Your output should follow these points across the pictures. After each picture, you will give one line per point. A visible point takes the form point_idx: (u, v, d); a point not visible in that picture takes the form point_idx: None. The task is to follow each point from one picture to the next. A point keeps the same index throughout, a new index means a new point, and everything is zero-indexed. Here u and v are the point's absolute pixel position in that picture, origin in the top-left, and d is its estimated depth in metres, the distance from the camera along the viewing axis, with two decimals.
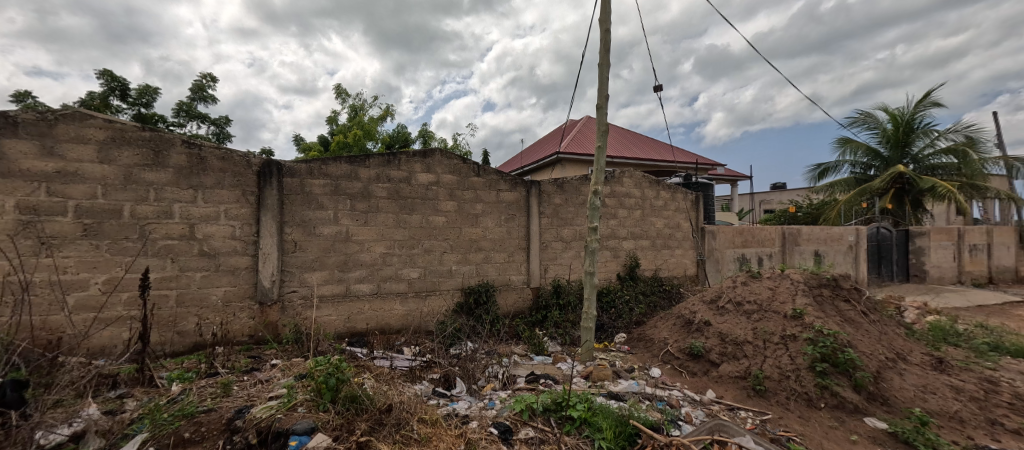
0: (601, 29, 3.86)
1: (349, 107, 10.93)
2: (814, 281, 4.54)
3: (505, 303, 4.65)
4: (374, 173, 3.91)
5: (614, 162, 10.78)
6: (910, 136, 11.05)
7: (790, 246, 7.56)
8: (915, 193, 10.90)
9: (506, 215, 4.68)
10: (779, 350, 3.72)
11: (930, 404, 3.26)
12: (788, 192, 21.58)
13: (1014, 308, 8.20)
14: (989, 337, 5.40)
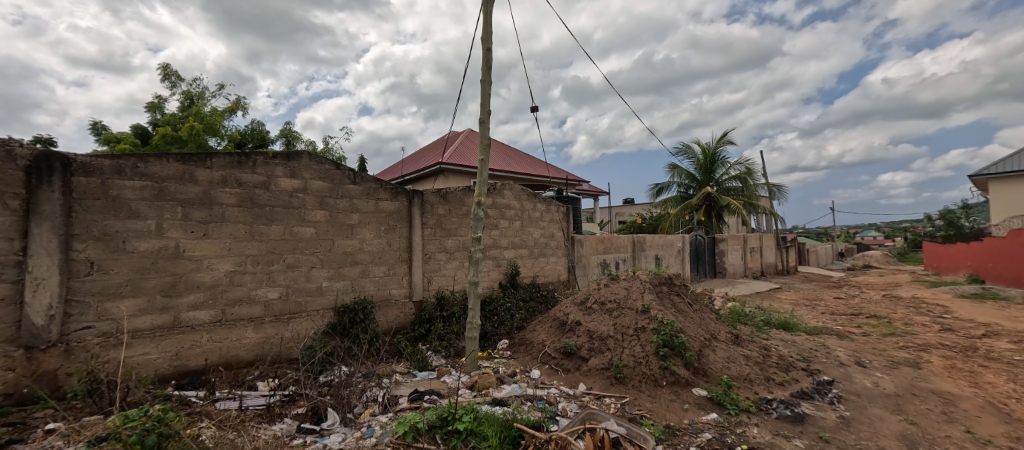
0: (482, 48, 3.85)
1: (182, 94, 9.22)
2: (657, 279, 5.12)
3: (385, 320, 4.28)
4: (219, 175, 3.27)
5: (495, 175, 11.00)
6: (713, 165, 13.56)
7: (639, 252, 8.59)
8: (719, 208, 13.27)
9: (385, 227, 4.33)
10: (634, 340, 4.08)
11: (732, 370, 3.95)
12: (638, 205, 24.81)
13: (777, 293, 10.78)
14: (763, 315, 6.93)
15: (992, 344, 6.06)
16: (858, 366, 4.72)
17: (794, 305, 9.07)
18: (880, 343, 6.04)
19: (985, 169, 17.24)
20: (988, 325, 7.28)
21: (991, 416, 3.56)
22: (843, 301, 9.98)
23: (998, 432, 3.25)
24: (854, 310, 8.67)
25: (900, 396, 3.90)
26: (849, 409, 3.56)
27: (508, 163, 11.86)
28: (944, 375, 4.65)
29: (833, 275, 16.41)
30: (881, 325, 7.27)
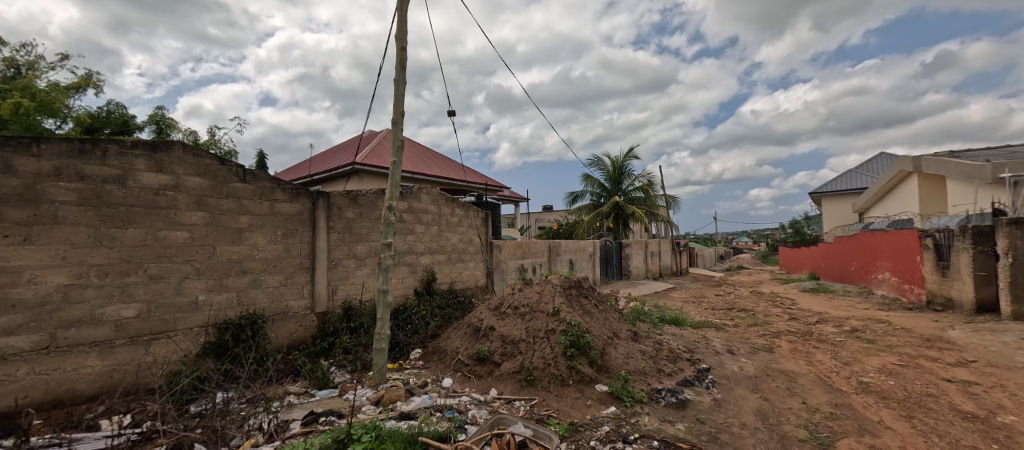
0: (396, 46, 3.68)
1: (5, 62, 7.45)
2: (567, 282, 5.30)
3: (280, 336, 3.83)
4: (49, 165, 2.70)
5: (413, 178, 10.62)
6: (621, 177, 14.75)
7: (555, 256, 8.91)
8: (626, 216, 14.38)
9: (283, 232, 3.89)
10: (544, 343, 4.18)
11: (631, 365, 4.23)
12: (554, 212, 25.85)
13: (670, 292, 11.93)
14: (657, 312, 7.60)
15: (822, 328, 7.40)
16: (729, 353, 5.38)
17: (684, 302, 10.14)
18: (746, 332, 6.99)
19: (821, 189, 21.14)
20: (821, 313, 8.87)
21: (819, 388, 4.30)
22: (721, 297, 11.45)
23: (824, 401, 3.93)
24: (728, 305, 9.95)
25: (759, 377, 4.53)
26: (721, 391, 4.02)
27: (426, 167, 11.55)
28: (789, 356, 5.53)
29: (714, 275, 18.70)
30: (747, 317, 8.43)
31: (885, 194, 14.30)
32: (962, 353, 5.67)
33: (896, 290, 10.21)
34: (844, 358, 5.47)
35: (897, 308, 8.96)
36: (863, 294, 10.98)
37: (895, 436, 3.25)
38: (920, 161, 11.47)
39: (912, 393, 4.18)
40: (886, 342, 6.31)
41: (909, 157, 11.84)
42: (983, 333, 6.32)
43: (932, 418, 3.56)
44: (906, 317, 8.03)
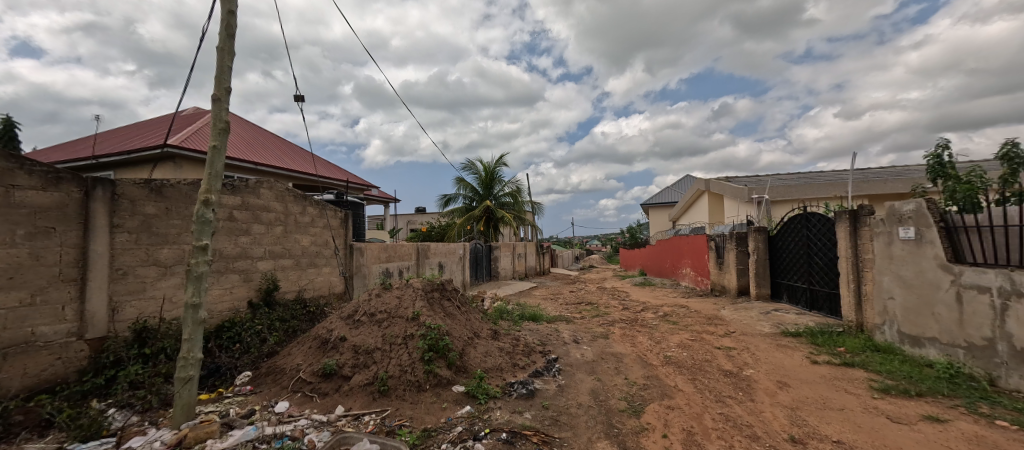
0: (222, 9, 3.18)
1: None
2: (428, 285, 5.34)
3: (21, 373, 2.98)
4: None
5: (253, 169, 9.26)
6: (493, 181, 15.38)
7: (422, 259, 8.86)
8: (496, 219, 15.11)
9: (26, 232, 3.05)
10: (401, 349, 4.18)
11: (489, 363, 4.56)
12: (426, 214, 25.62)
13: (531, 290, 12.93)
14: (519, 310, 8.22)
15: (644, 315, 9.03)
16: (574, 342, 6.18)
17: (543, 299, 11.16)
18: (590, 322, 8.10)
19: (649, 202, 26.21)
20: (646, 303, 10.79)
21: (636, 364, 5.27)
22: (573, 293, 12.99)
23: (640, 374, 4.85)
24: (578, 299, 11.33)
25: (595, 361, 5.33)
26: (564, 378, 4.63)
27: (271, 157, 10.20)
28: (618, 340, 6.61)
29: (569, 273, 20.92)
30: (591, 309, 9.76)
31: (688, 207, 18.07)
32: (727, 326, 7.61)
33: (693, 281, 13.05)
34: (656, 338, 6.81)
35: (693, 295, 11.47)
36: (673, 286, 13.72)
37: (683, 396, 4.21)
38: (708, 183, 14.87)
39: (696, 360, 5.46)
40: (684, 322, 8.07)
41: (702, 179, 15.20)
42: (741, 310, 8.59)
43: (706, 378, 4.73)
44: (698, 302, 10.36)
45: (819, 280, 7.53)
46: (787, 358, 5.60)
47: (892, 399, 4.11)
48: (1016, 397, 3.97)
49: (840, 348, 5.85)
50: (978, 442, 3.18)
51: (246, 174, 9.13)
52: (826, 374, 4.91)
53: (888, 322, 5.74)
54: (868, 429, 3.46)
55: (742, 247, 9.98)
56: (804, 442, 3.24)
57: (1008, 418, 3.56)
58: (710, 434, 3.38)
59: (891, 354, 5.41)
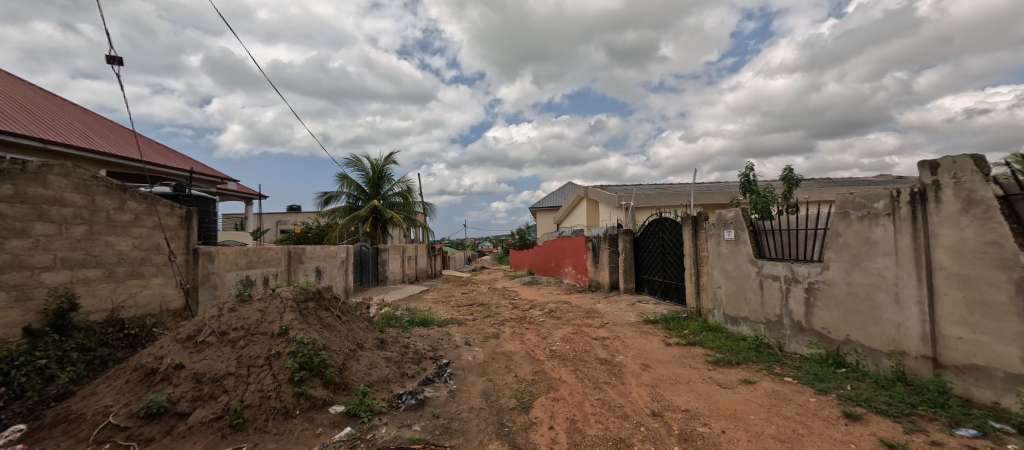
0: None
1: None
2: (301, 295, 4.96)
3: None
4: None
5: (46, 149, 7.54)
6: (380, 180, 14.91)
7: (294, 265, 8.18)
8: (384, 220, 14.69)
9: None
10: (263, 371, 3.64)
11: (373, 376, 4.38)
12: (303, 214, 23.54)
13: (423, 294, 12.89)
14: (408, 315, 8.18)
15: (532, 312, 9.74)
16: (465, 345, 6.43)
17: (434, 303, 11.16)
18: (481, 323, 8.45)
19: (536, 206, 27.92)
20: (535, 301, 11.51)
21: (525, 361, 5.74)
22: (466, 294, 13.33)
23: (528, 370, 5.32)
24: (470, 301, 11.65)
25: (486, 362, 5.65)
26: (456, 382, 4.80)
27: (72, 136, 8.36)
28: (509, 338, 7.07)
29: (461, 275, 21.23)
30: (483, 309, 10.16)
31: (569, 211, 19.78)
32: (602, 318, 8.65)
33: (574, 278, 14.39)
34: (543, 334, 7.43)
35: (574, 292, 12.66)
36: (556, 284, 14.91)
37: (566, 387, 4.73)
38: (586, 189, 16.59)
39: (576, 352, 6.15)
40: (567, 317, 8.92)
41: (581, 186, 16.81)
42: (612, 303, 9.79)
43: (586, 368, 5.37)
44: (579, 297, 11.47)
45: (671, 274, 9.00)
46: (648, 342, 6.66)
47: (719, 368, 5.23)
48: (794, 357, 5.36)
49: (686, 331, 7.12)
50: (774, 395, 4.25)
51: (28, 155, 7.24)
52: (676, 354, 5.97)
53: (717, 306, 7.16)
54: (705, 395, 4.36)
55: (613, 247, 11.35)
56: (661, 414, 3.85)
57: (791, 374, 4.80)
58: (589, 419, 3.79)
59: (720, 332, 6.77)
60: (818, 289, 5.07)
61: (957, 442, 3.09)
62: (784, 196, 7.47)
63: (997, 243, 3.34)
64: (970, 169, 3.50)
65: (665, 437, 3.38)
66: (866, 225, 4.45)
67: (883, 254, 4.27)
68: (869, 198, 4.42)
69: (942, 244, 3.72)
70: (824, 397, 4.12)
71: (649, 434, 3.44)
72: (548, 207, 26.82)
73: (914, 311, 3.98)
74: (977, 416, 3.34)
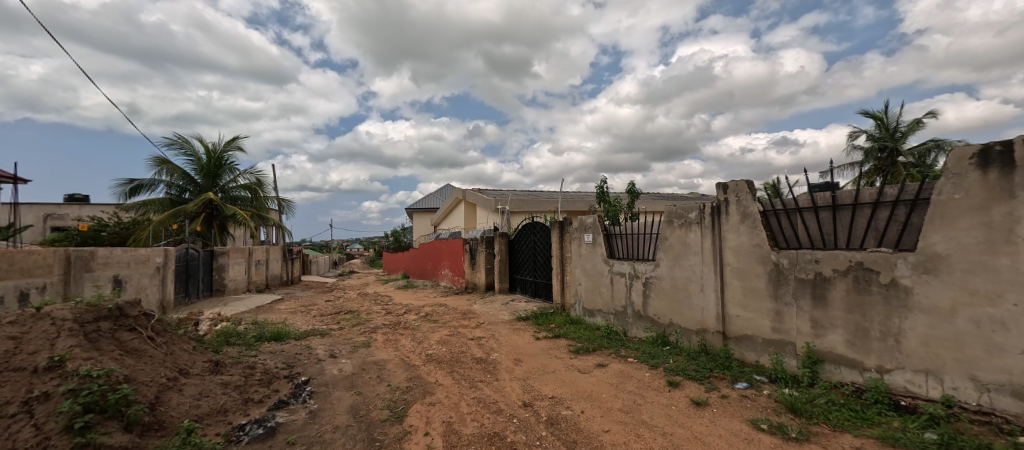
0: None
1: None
2: (88, 315, 4.05)
3: None
4: None
5: None
6: (218, 170, 13.05)
7: (78, 273, 6.69)
8: (221, 218, 13.00)
9: None
10: (23, 421, 2.75)
11: (202, 408, 3.73)
12: (88, 205, 18.89)
13: (277, 304, 11.69)
14: (254, 331, 7.40)
15: (407, 317, 9.73)
16: (331, 358, 6.13)
17: (289, 314, 10.21)
18: (348, 332, 8.12)
19: (411, 207, 27.47)
20: (408, 305, 11.46)
21: (399, 368, 5.77)
22: (332, 302, 12.50)
23: (403, 378, 5.36)
24: (336, 309, 11.02)
25: (354, 374, 5.45)
26: (317, 401, 4.39)
27: None
28: (381, 347, 6.99)
29: (326, 281, 19.79)
30: (352, 317, 9.75)
31: (447, 213, 20.05)
32: (478, 318, 9.15)
33: (450, 280, 14.71)
34: (418, 338, 7.54)
35: (450, 294, 12.94)
36: (433, 287, 15.03)
37: (443, 390, 4.89)
38: (464, 192, 17.10)
39: (453, 354, 6.45)
40: (443, 320, 9.17)
41: (460, 189, 17.23)
42: (487, 303, 10.37)
43: (462, 369, 5.69)
44: (455, 299, 11.82)
45: (540, 273, 9.92)
46: (521, 338, 7.31)
47: (579, 356, 6.08)
48: (634, 340, 6.51)
49: (552, 325, 7.98)
50: (622, 374, 5.14)
51: None
52: (544, 346, 6.70)
53: (577, 301, 8.19)
54: (567, 381, 5.06)
55: (489, 249, 11.98)
56: (531, 404, 4.33)
57: (632, 355, 5.83)
58: (465, 418, 4.00)
59: (580, 324, 7.78)
60: (652, 283, 6.27)
61: (736, 394, 4.22)
62: (629, 205, 8.98)
63: (761, 245, 4.56)
64: (745, 191, 4.74)
65: (534, 424, 3.80)
66: (684, 231, 5.68)
67: (695, 254, 5.51)
68: (686, 209, 5.63)
69: (730, 245, 4.95)
70: (655, 371, 5.17)
71: (521, 424, 3.81)
72: (424, 209, 26.69)
73: (712, 297, 5.23)
74: (747, 372, 4.61)
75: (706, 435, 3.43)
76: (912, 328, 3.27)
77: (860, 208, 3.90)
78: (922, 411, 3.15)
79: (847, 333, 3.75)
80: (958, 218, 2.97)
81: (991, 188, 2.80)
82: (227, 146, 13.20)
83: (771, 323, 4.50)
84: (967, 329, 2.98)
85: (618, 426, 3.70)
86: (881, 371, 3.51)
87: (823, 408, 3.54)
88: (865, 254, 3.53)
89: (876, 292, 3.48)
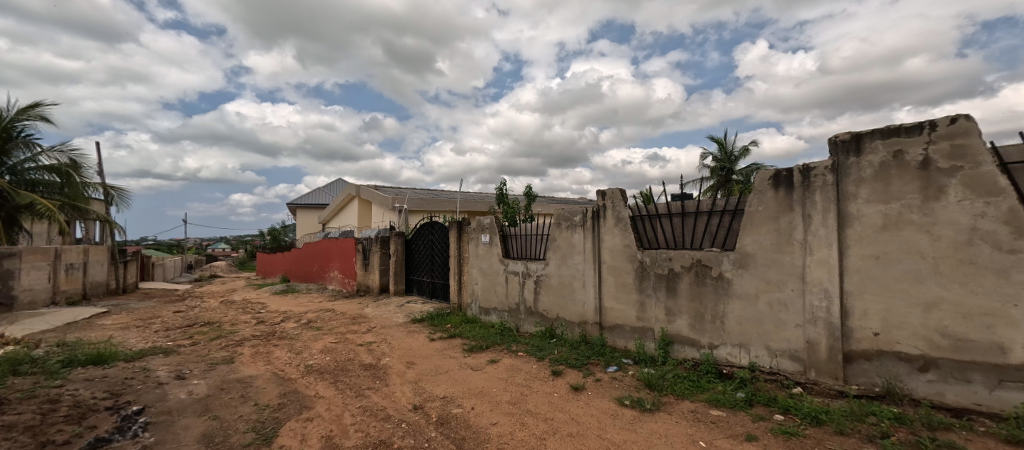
0: None
1: None
2: None
3: None
4: None
5: None
6: (6, 145, 10.39)
7: None
8: (11, 209, 10.38)
9: None
10: None
11: None
12: None
13: (98, 320, 9.72)
14: (63, 355, 6.11)
15: (284, 326, 8.96)
16: (176, 380, 5.33)
17: (119, 331, 8.62)
18: (203, 348, 7.18)
19: (294, 202, 25.14)
20: (284, 312, 10.57)
21: (271, 384, 5.30)
22: (185, 314, 10.85)
23: (275, 394, 4.91)
24: (186, 322, 9.61)
25: (208, 397, 4.78)
26: (154, 433, 3.84)
27: None
28: (249, 361, 6.35)
29: (177, 288, 17.12)
30: (210, 330, 8.63)
31: (337, 210, 18.84)
32: (369, 322, 8.87)
33: (339, 283, 13.90)
34: (297, 349, 7.05)
35: (339, 298, 12.25)
36: (319, 291, 14.04)
37: (323, 402, 4.65)
38: (358, 188, 16.26)
39: (338, 362, 6.20)
40: (328, 326, 8.68)
41: (352, 184, 16.39)
42: (381, 306, 10.10)
43: (349, 377, 5.50)
44: (343, 304, 11.23)
45: (437, 274, 9.98)
46: (414, 340, 7.31)
47: (472, 354, 6.31)
48: (525, 335, 6.98)
49: (448, 325, 8.12)
50: (510, 369, 5.50)
51: None
52: (440, 347, 6.81)
53: (474, 301, 8.45)
54: (459, 379, 5.27)
55: (384, 249, 11.62)
56: (422, 406, 4.42)
57: (522, 349, 6.26)
58: (348, 430, 3.91)
59: (475, 323, 8.05)
60: (542, 280, 6.79)
61: (607, 376, 4.85)
62: (525, 207, 9.55)
63: (629, 245, 5.29)
64: (619, 198, 5.46)
65: (424, 426, 3.92)
66: (569, 232, 6.27)
67: (578, 254, 6.12)
68: (571, 212, 6.23)
69: (607, 245, 5.62)
70: (542, 362, 5.64)
71: (410, 428, 3.89)
72: (311, 205, 24.63)
73: (591, 292, 5.88)
74: (617, 357, 5.30)
75: (581, 416, 3.90)
76: (731, 312, 4.12)
77: (701, 215, 4.77)
78: (736, 376, 3.98)
79: (690, 318, 4.57)
80: (760, 224, 3.75)
81: (780, 201, 3.59)
82: (20, 115, 10.59)
83: (636, 313, 5.25)
84: (765, 310, 3.81)
85: (506, 418, 4.00)
86: (711, 347, 4.37)
87: (670, 381, 4.28)
88: (702, 254, 4.35)
89: (709, 283, 4.32)
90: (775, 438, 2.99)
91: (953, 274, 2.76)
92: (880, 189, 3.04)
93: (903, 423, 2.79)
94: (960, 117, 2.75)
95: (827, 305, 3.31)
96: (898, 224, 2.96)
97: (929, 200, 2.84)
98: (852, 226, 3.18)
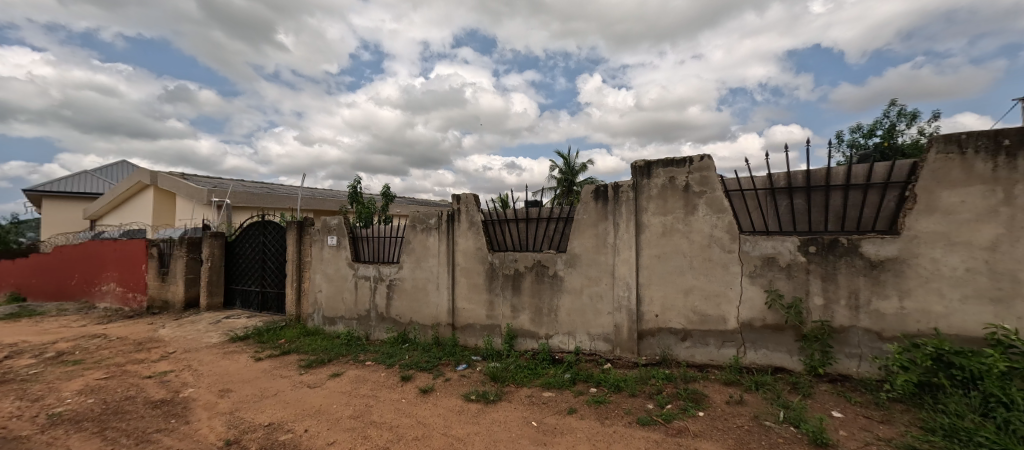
0: None
1: None
2: None
3: None
4: None
5: None
6: None
7: None
8: None
9: None
10: None
11: None
12: None
13: None
14: None
15: (13, 364, 6.70)
16: None
17: None
18: None
19: (43, 189, 18.95)
20: (14, 345, 7.94)
21: None
22: None
23: None
24: None
25: None
26: None
27: None
28: None
29: None
30: None
31: (121, 203, 15.09)
32: (166, 347, 7.38)
33: (119, 299, 11.18)
34: (36, 393, 5.37)
35: (115, 320, 9.82)
36: (83, 311, 11.02)
37: None
38: (157, 177, 13.34)
39: (109, 404, 4.94)
40: (95, 358, 6.84)
41: (146, 170, 13.39)
42: (183, 326, 8.54)
43: (125, 421, 4.42)
44: (122, 327, 9.06)
45: (270, 282, 8.92)
46: (231, 363, 6.41)
47: (308, 371, 5.86)
48: (375, 343, 6.83)
49: (281, 340, 7.36)
50: (354, 381, 5.33)
51: None
52: (268, 367, 6.14)
53: (316, 310, 7.84)
54: (291, 400, 4.86)
55: (193, 254, 9.80)
56: (237, 440, 3.94)
57: (371, 358, 6.12)
58: None
59: (316, 335, 7.50)
60: (395, 284, 6.72)
61: (457, 374, 5.12)
62: (383, 208, 9.29)
63: (481, 248, 5.69)
64: (472, 204, 5.82)
65: None
66: (424, 235, 6.37)
67: (432, 256, 6.26)
68: (427, 215, 6.36)
69: (460, 248, 5.92)
70: (391, 369, 5.62)
71: None
72: (74, 195, 18.96)
73: (445, 294, 6.08)
74: (467, 354, 5.63)
75: (427, 417, 4.07)
76: (562, 305, 4.81)
77: (543, 221, 5.43)
78: (565, 360, 4.66)
79: (531, 313, 5.15)
80: (584, 230, 4.50)
81: (598, 211, 4.38)
82: None
83: (485, 311, 5.66)
84: (587, 301, 4.58)
85: (346, 434, 3.90)
86: (547, 337, 5.01)
87: (512, 371, 4.76)
88: (542, 255, 4.97)
89: (546, 280, 4.96)
90: (590, 408, 3.64)
91: (700, 267, 3.80)
92: (660, 204, 4.00)
93: (671, 381, 3.71)
94: (703, 157, 3.82)
95: (627, 293, 4.18)
96: (671, 231, 3.94)
97: (688, 215, 3.85)
98: (645, 232, 4.08)
